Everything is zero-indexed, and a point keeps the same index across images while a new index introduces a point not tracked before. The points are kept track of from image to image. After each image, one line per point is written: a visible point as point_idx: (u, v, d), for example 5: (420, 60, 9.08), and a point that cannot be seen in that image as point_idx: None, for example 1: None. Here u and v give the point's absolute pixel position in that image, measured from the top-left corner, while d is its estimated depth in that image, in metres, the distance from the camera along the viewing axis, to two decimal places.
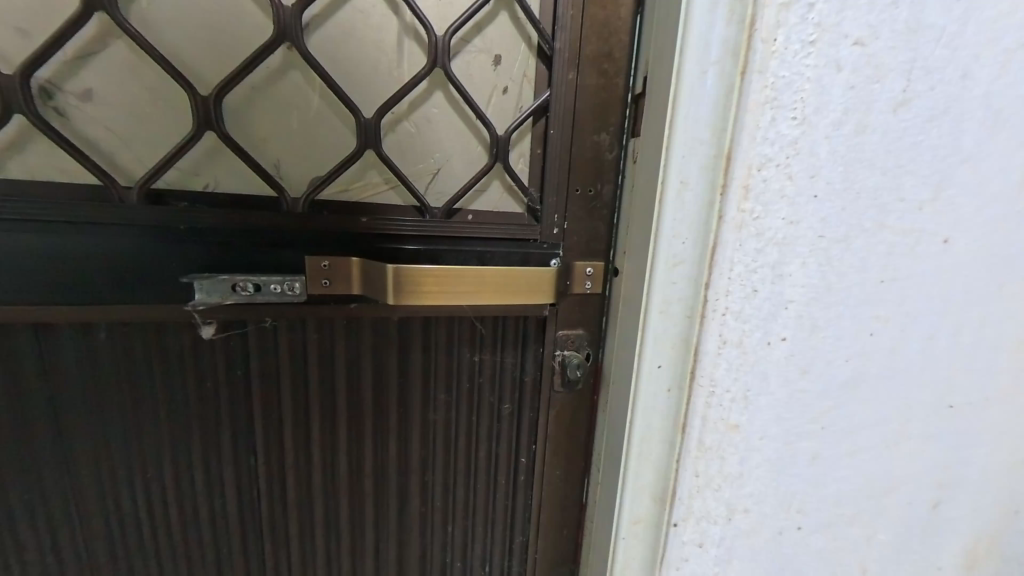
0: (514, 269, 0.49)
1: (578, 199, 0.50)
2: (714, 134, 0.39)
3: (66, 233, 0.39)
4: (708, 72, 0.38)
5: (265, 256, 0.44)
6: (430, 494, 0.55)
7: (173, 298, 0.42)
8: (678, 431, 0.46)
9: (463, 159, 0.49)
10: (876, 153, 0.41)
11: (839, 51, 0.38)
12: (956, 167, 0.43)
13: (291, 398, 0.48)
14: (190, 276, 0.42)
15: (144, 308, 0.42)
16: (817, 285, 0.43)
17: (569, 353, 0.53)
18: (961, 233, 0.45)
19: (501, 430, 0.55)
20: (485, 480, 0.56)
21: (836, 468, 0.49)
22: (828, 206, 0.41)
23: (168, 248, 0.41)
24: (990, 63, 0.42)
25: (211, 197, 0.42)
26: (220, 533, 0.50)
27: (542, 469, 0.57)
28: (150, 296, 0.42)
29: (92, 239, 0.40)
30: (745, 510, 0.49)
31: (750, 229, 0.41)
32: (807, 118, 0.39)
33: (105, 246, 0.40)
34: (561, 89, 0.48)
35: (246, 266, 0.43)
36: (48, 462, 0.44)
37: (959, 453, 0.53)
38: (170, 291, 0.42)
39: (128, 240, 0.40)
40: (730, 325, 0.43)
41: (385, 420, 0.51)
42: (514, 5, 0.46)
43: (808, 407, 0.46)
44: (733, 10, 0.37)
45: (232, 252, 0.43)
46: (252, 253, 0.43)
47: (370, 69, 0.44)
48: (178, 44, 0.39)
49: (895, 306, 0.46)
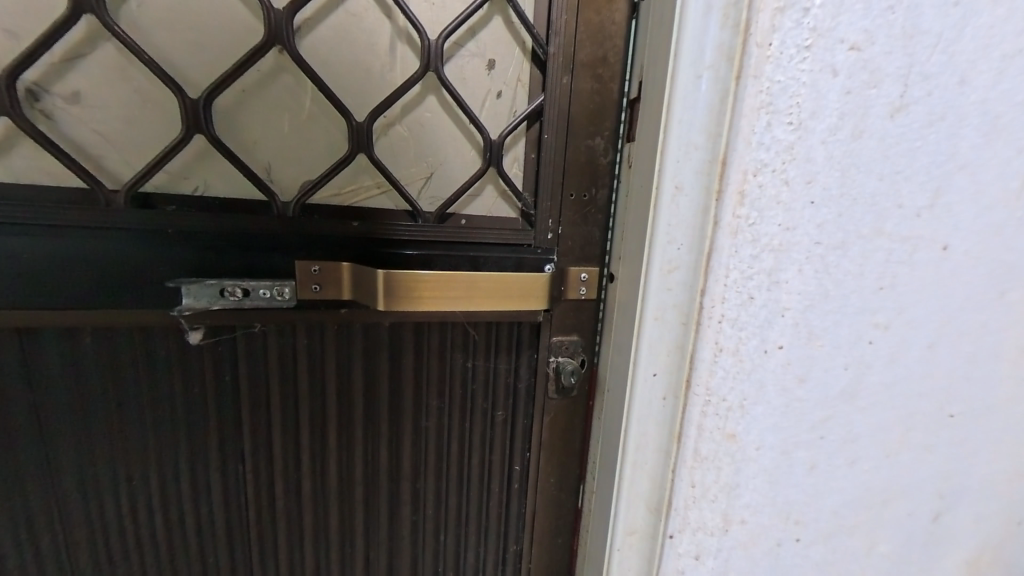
0: (506, 274, 0.48)
1: (572, 204, 0.50)
2: (709, 139, 0.39)
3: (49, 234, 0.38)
4: (702, 76, 0.38)
5: (256, 258, 0.43)
6: (422, 502, 0.54)
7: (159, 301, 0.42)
8: (673, 439, 0.45)
9: (456, 163, 0.48)
10: (873, 159, 0.41)
11: (835, 56, 0.37)
12: (954, 173, 0.43)
13: (279, 402, 0.47)
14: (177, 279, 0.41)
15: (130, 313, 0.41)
16: (814, 292, 0.42)
17: (564, 359, 0.53)
18: (959, 239, 0.45)
19: (494, 436, 0.54)
20: (479, 487, 0.55)
21: (835, 478, 0.48)
22: (825, 212, 0.41)
23: (156, 249, 0.41)
24: (988, 69, 0.41)
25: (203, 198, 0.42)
26: (205, 541, 0.49)
27: (537, 476, 0.56)
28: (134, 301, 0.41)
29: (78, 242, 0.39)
30: (742, 521, 0.48)
31: (746, 235, 0.40)
32: (803, 123, 0.39)
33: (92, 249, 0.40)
34: (555, 93, 0.47)
35: (237, 269, 0.43)
36: (30, 470, 0.43)
37: (960, 462, 0.52)
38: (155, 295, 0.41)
39: (115, 241, 0.40)
40: (726, 332, 0.42)
41: (374, 426, 0.51)
42: (508, 9, 0.46)
43: (806, 415, 0.46)
44: (728, 14, 0.37)
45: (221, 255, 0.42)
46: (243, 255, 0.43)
47: (361, 73, 0.44)
48: (168, 47, 0.39)
49: (893, 314, 0.45)
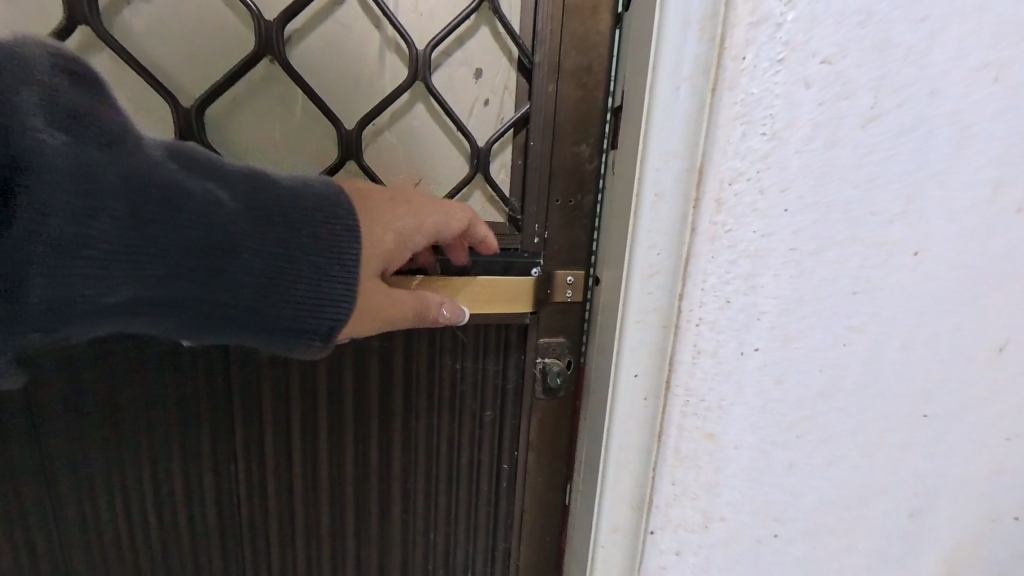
0: (491, 280, 0.49)
1: (558, 210, 0.51)
2: (687, 148, 0.40)
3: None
4: (680, 87, 0.39)
5: (276, 261, 0.35)
6: (415, 498, 0.55)
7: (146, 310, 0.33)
8: (654, 439, 0.46)
9: (445, 169, 0.50)
10: (846, 168, 0.42)
11: (808, 69, 0.39)
12: (926, 181, 0.44)
13: (276, 401, 0.49)
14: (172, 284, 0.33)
15: (91, 327, 0.32)
16: (790, 296, 0.44)
17: (552, 360, 0.54)
18: (931, 245, 0.46)
19: (487, 433, 0.55)
20: (471, 483, 0.57)
21: (813, 477, 0.50)
22: (800, 219, 0.42)
23: (139, 247, 0.31)
24: (958, 80, 0.43)
25: (201, 179, 0.33)
26: (198, 538, 0.50)
27: (528, 472, 0.57)
28: (91, 316, 0.32)
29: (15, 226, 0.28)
30: (722, 518, 0.49)
31: (723, 241, 0.42)
32: (778, 133, 0.40)
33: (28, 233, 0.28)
34: (541, 101, 0.48)
35: (255, 281, 0.35)
36: (24, 468, 0.44)
37: (935, 461, 0.53)
38: (135, 305, 0.33)
39: (64, 227, 0.29)
40: (705, 335, 0.44)
41: (369, 424, 0.52)
42: (494, 20, 0.47)
43: (783, 415, 0.47)
44: (704, 28, 0.38)
45: (234, 257, 0.34)
46: (260, 256, 0.35)
47: (351, 81, 0.45)
48: (161, 57, 0.40)
49: (868, 317, 0.46)
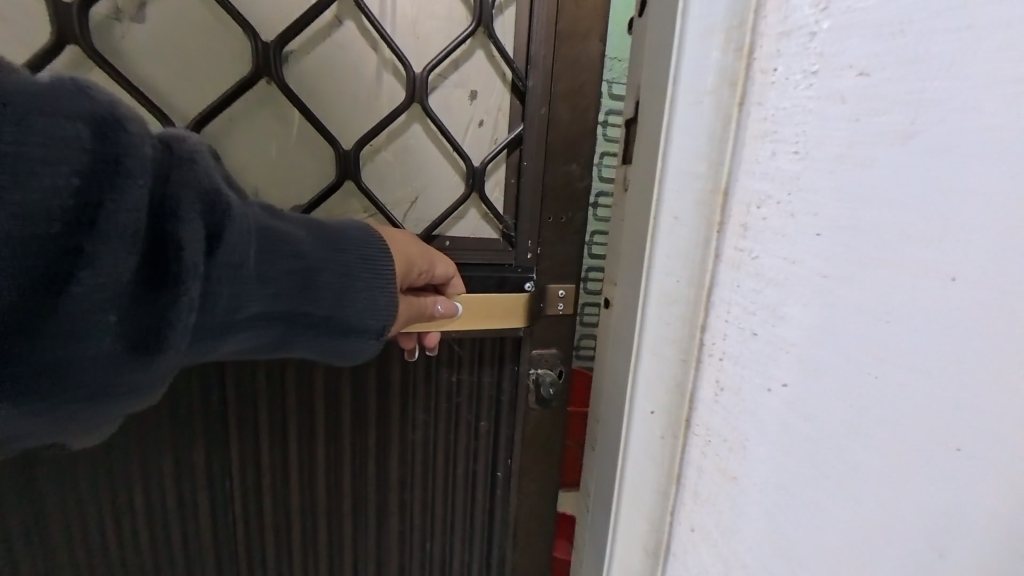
0: (487, 295, 0.47)
1: (551, 227, 0.48)
2: (710, 168, 0.37)
3: (104, 238, 0.24)
4: (702, 102, 0.36)
5: (350, 274, 0.34)
6: (410, 512, 0.53)
7: (248, 321, 0.31)
8: (672, 480, 0.43)
9: (440, 186, 0.47)
10: (882, 188, 0.38)
11: (841, 82, 0.36)
12: (970, 201, 0.40)
13: (265, 417, 0.46)
14: (270, 295, 0.31)
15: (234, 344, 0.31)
16: (820, 326, 0.40)
17: (547, 372, 0.51)
18: (975, 271, 0.42)
19: (485, 444, 0.53)
20: (472, 498, 0.54)
21: (841, 521, 0.46)
22: (832, 244, 0.39)
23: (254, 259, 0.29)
24: (1007, 93, 0.39)
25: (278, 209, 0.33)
26: (192, 561, 0.48)
27: (533, 491, 0.55)
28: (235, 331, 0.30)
29: (148, 244, 0.26)
30: (743, 566, 0.45)
31: (748, 269, 0.38)
32: (808, 152, 0.37)
33: (157, 249, 0.26)
34: (535, 123, 0.46)
35: (333, 292, 0.33)
36: (9, 496, 0.42)
37: (976, 502, 0.49)
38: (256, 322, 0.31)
39: (219, 252, 0.28)
40: (727, 369, 0.40)
41: (362, 435, 0.49)
42: (490, 42, 0.45)
43: (811, 455, 0.43)
44: (728, 39, 0.35)
45: (317, 269, 0.33)
46: (337, 270, 0.33)
47: (347, 100, 0.43)
48: (155, 76, 0.39)
49: (904, 349, 0.42)
